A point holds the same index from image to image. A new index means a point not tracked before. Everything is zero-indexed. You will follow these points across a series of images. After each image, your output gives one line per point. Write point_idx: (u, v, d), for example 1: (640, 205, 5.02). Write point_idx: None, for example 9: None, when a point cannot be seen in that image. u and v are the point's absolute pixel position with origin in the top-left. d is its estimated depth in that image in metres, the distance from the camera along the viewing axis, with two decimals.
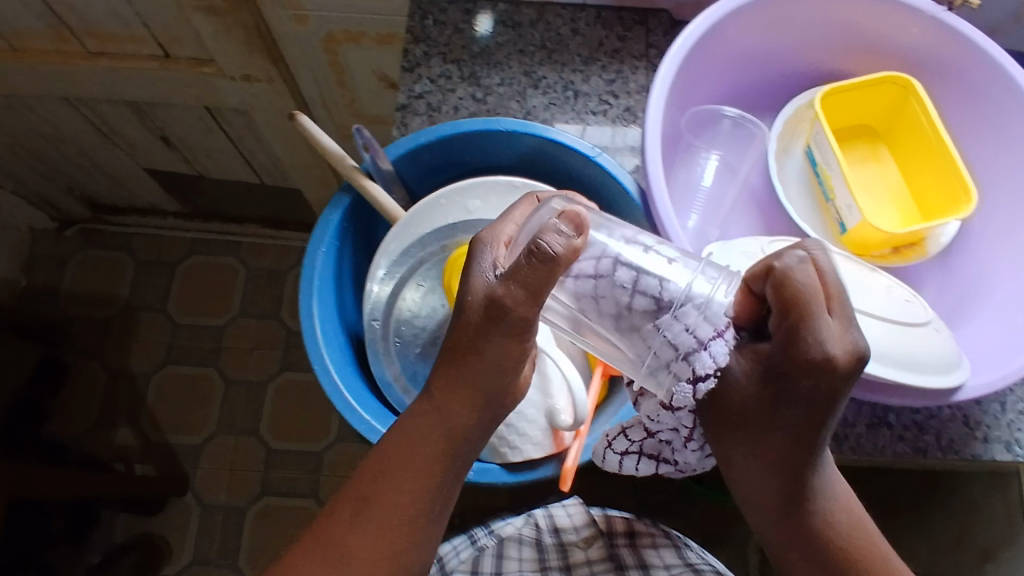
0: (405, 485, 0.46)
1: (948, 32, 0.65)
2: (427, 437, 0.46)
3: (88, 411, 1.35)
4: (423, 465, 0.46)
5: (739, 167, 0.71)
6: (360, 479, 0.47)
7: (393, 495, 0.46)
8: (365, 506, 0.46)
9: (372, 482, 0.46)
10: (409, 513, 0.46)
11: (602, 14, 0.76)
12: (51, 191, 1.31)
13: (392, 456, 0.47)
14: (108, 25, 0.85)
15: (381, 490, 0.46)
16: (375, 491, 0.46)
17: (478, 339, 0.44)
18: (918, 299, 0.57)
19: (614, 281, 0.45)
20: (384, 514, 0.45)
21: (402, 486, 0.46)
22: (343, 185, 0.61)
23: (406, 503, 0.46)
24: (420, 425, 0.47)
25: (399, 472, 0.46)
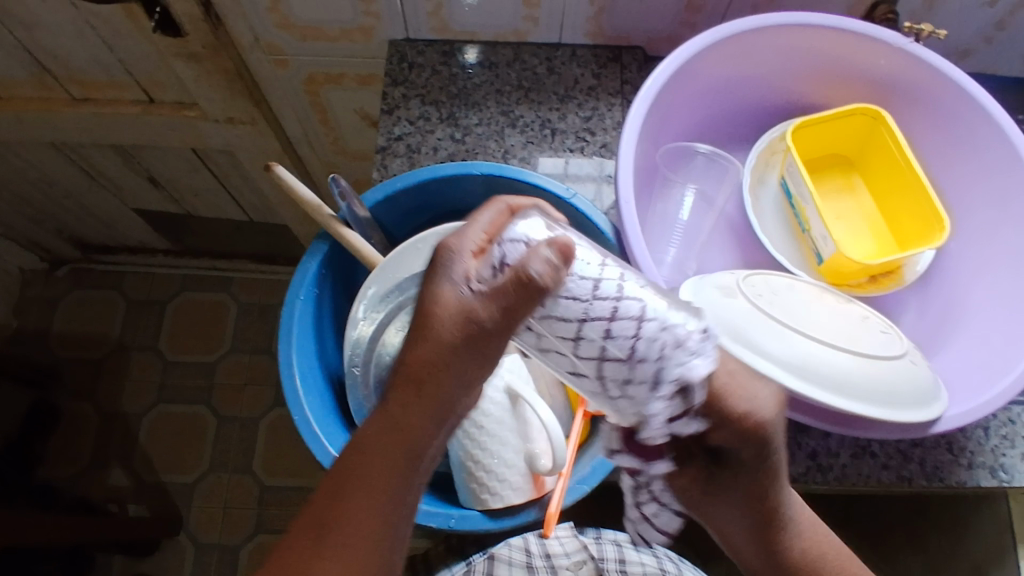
0: (369, 506, 0.39)
1: (916, 62, 0.65)
2: (388, 452, 0.40)
3: (81, 452, 1.35)
4: (386, 480, 0.40)
5: (715, 198, 0.72)
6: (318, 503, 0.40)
7: (358, 515, 0.39)
8: (327, 534, 0.39)
9: (332, 503, 0.39)
10: (372, 536, 0.39)
11: (577, 53, 0.77)
12: (41, 233, 1.31)
13: (351, 473, 0.40)
14: (92, 73, 0.86)
15: (344, 511, 0.39)
16: (336, 515, 0.39)
17: (442, 355, 0.39)
18: (895, 329, 0.58)
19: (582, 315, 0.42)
20: (348, 537, 0.39)
21: (361, 508, 0.39)
22: (321, 233, 0.61)
23: (366, 524, 0.39)
24: (382, 441, 0.40)
25: (366, 489, 0.39)
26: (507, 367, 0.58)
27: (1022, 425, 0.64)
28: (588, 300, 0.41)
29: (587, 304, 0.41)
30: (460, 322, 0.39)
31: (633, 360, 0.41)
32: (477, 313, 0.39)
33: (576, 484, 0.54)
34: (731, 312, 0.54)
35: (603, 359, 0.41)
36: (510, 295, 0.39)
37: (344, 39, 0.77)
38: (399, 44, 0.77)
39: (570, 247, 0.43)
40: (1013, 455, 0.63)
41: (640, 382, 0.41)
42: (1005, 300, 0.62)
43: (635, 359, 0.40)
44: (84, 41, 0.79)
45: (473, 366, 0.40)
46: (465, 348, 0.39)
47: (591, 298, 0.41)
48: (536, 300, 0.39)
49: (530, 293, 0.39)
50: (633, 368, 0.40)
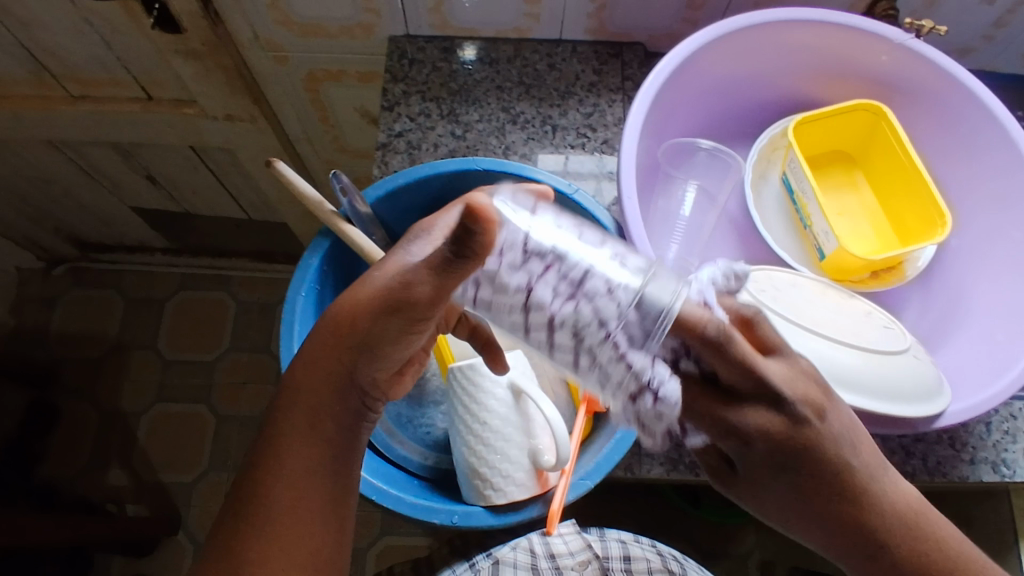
0: (288, 475, 0.43)
1: (917, 58, 0.65)
2: (301, 413, 0.44)
3: (80, 452, 1.34)
4: (303, 445, 0.44)
5: (717, 195, 0.72)
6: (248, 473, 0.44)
7: (276, 487, 0.42)
8: (256, 499, 0.42)
9: (258, 470, 0.43)
10: (293, 495, 0.43)
11: (577, 49, 0.77)
12: (39, 232, 1.31)
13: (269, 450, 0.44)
14: (91, 71, 0.85)
15: (268, 476, 0.43)
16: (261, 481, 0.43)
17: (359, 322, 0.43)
18: (899, 324, 0.58)
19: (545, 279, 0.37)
20: (274, 499, 0.42)
21: (279, 481, 0.43)
22: (322, 229, 0.61)
23: (283, 496, 0.42)
24: (291, 408, 0.44)
25: (283, 447, 0.44)
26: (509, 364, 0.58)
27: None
28: (564, 287, 0.37)
29: (566, 296, 0.37)
30: (391, 294, 0.41)
31: (607, 332, 0.36)
32: (410, 284, 0.41)
33: (579, 480, 0.54)
34: None
35: (582, 336, 0.37)
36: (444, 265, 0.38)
37: (344, 36, 0.76)
38: (399, 40, 0.76)
39: (550, 238, 0.39)
40: (1015, 450, 0.63)
41: (618, 358, 0.36)
42: (1007, 295, 0.62)
43: (603, 339, 0.36)
44: (82, 38, 0.79)
45: (390, 330, 0.43)
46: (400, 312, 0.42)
47: (566, 283, 0.37)
48: (466, 275, 0.38)
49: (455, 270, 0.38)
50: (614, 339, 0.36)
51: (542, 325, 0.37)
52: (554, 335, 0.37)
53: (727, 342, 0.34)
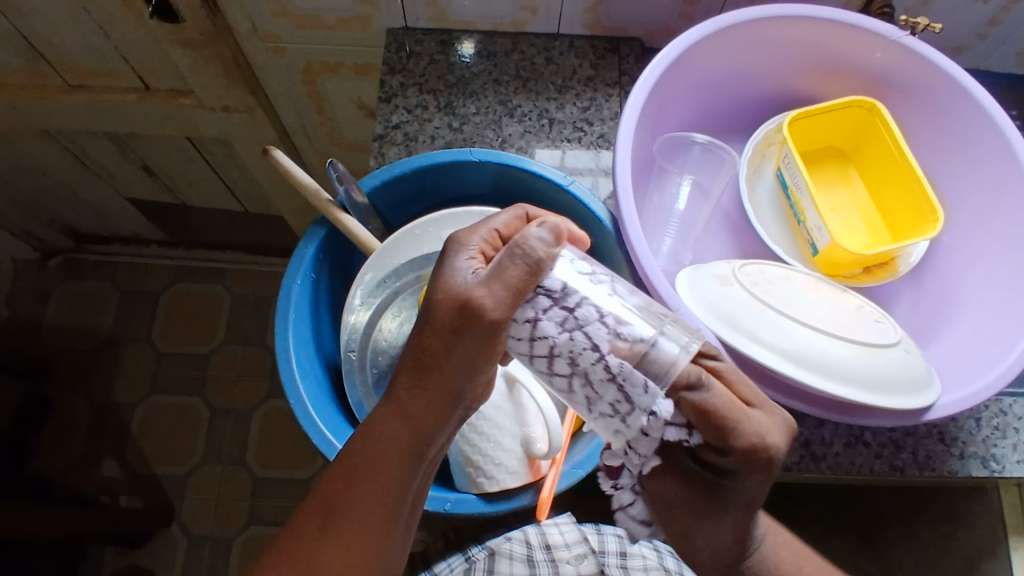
0: (374, 491, 0.43)
1: (911, 55, 0.66)
2: (394, 444, 0.43)
3: (73, 444, 1.34)
4: (392, 467, 0.43)
5: (712, 190, 0.72)
6: (328, 488, 0.44)
7: (361, 502, 0.43)
8: (335, 517, 0.43)
9: (339, 491, 0.43)
10: (373, 519, 0.43)
11: (575, 43, 0.77)
12: (34, 223, 1.30)
13: (355, 464, 0.44)
14: (87, 60, 0.85)
15: (349, 497, 0.43)
16: (343, 503, 0.43)
17: (451, 344, 0.41)
18: (889, 318, 0.58)
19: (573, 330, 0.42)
20: (355, 521, 0.43)
21: (366, 497, 0.43)
22: (318, 218, 0.61)
23: (371, 511, 0.43)
24: (388, 427, 0.43)
25: (370, 473, 0.43)
26: None
27: (1013, 416, 0.65)
28: (560, 317, 0.42)
29: (563, 325, 0.42)
30: (464, 311, 0.41)
31: (600, 357, 0.41)
32: (484, 304, 0.40)
33: (571, 468, 0.54)
34: (726, 302, 0.55)
35: (576, 359, 0.41)
36: (519, 284, 0.41)
37: (342, 28, 0.77)
38: (397, 32, 0.77)
39: (581, 286, 0.43)
40: (1004, 445, 0.64)
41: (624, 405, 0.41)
42: (997, 291, 0.62)
43: (611, 386, 0.41)
44: (79, 27, 0.79)
45: (474, 352, 0.42)
46: (473, 335, 0.41)
47: (565, 315, 0.42)
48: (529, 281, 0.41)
49: (520, 291, 0.41)
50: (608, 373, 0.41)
51: (542, 353, 0.42)
52: (554, 366, 0.42)
53: (699, 385, 0.41)
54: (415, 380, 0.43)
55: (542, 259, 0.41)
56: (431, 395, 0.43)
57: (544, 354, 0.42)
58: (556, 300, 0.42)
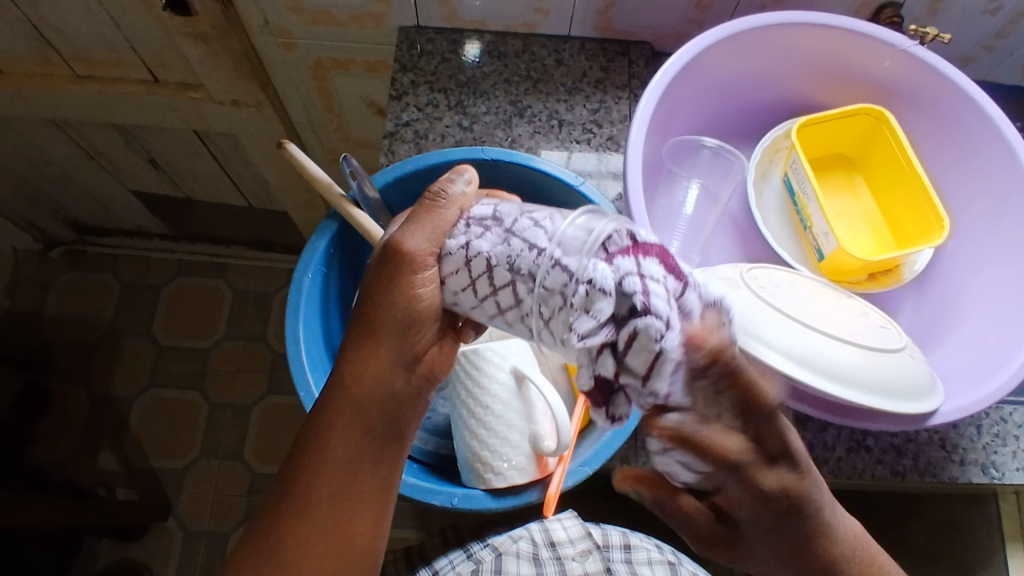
0: (326, 461, 0.45)
1: (919, 64, 0.66)
2: (345, 415, 0.46)
3: (71, 435, 1.34)
4: (339, 433, 0.45)
5: (719, 194, 0.73)
6: (287, 463, 0.47)
7: (318, 471, 0.45)
8: (294, 490, 0.45)
9: (294, 463, 0.46)
10: (331, 494, 0.45)
11: (585, 46, 0.78)
12: (37, 213, 1.30)
13: (307, 438, 0.46)
14: (98, 51, 0.85)
15: (304, 469, 0.45)
16: (298, 475, 0.45)
17: (381, 295, 0.45)
18: (894, 324, 0.59)
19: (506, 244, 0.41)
20: (309, 495, 0.45)
21: (316, 467, 0.45)
22: (329, 212, 0.62)
23: (324, 479, 0.45)
24: (338, 397, 0.46)
25: (325, 444, 0.45)
26: (510, 350, 0.58)
27: (1013, 424, 0.66)
28: (498, 235, 0.42)
29: (499, 240, 0.41)
30: (391, 265, 0.44)
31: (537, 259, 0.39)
32: (404, 244, 0.44)
33: (577, 466, 0.54)
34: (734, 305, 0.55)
35: (517, 267, 0.40)
36: (436, 220, 0.44)
37: (354, 24, 0.77)
38: (409, 31, 0.77)
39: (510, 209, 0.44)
40: (1004, 453, 0.64)
41: (565, 311, 0.38)
42: (1001, 300, 0.63)
43: (543, 286, 0.39)
44: (91, 18, 0.79)
45: (398, 296, 0.44)
46: (400, 276, 0.44)
47: (503, 232, 0.41)
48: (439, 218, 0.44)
49: (439, 227, 0.44)
50: (540, 269, 0.39)
51: (481, 271, 0.42)
52: (494, 281, 0.41)
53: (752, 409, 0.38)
54: (358, 351, 0.46)
55: (459, 203, 0.45)
56: (373, 360, 0.46)
57: (481, 272, 0.42)
58: (492, 225, 0.42)
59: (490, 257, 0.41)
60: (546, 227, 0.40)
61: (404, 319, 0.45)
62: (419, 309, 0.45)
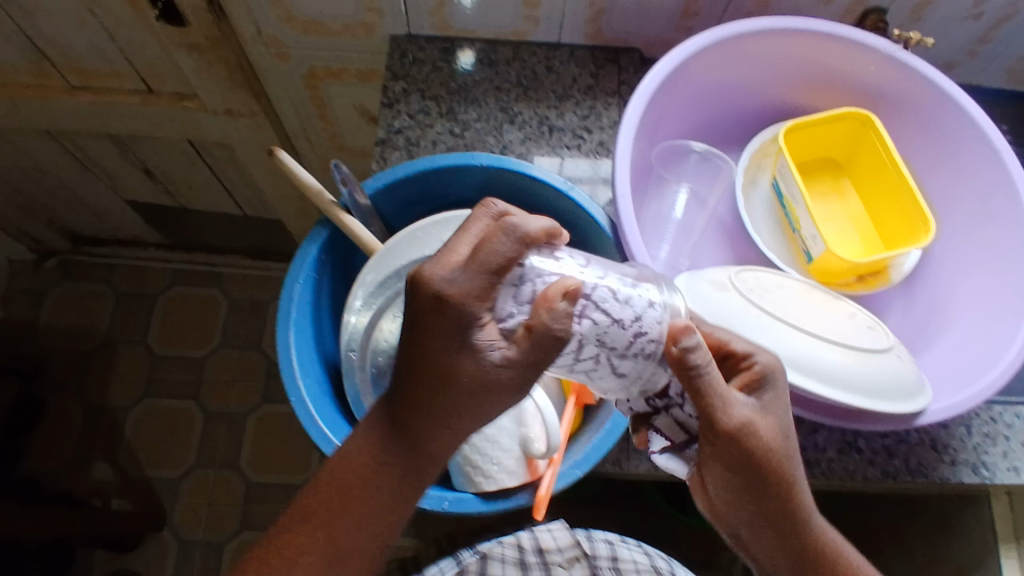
0: (368, 509, 0.45)
1: (903, 68, 0.67)
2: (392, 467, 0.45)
3: (66, 446, 1.34)
4: (381, 484, 0.45)
5: (708, 199, 0.74)
6: (319, 500, 0.45)
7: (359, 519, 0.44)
8: (326, 527, 0.44)
9: (333, 505, 0.44)
10: (365, 537, 0.45)
11: (575, 53, 0.79)
12: (32, 223, 1.30)
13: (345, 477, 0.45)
14: (92, 61, 0.86)
15: (344, 512, 0.44)
16: (335, 518, 0.44)
17: (452, 362, 0.41)
18: (881, 325, 0.59)
19: (606, 320, 0.42)
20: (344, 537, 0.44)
21: (351, 511, 0.44)
22: (320, 219, 0.62)
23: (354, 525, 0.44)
24: (389, 450, 0.45)
25: (369, 492, 0.45)
26: None
27: (1003, 424, 0.66)
28: (584, 310, 0.42)
29: (587, 317, 0.42)
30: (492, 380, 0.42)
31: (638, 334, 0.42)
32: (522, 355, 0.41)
33: (569, 469, 0.54)
34: (722, 306, 0.56)
35: (619, 339, 0.43)
36: (537, 350, 0.41)
37: (346, 33, 0.78)
38: (400, 39, 0.78)
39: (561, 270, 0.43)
40: (994, 453, 0.65)
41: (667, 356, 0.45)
42: (988, 299, 0.63)
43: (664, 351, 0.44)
44: (85, 28, 0.79)
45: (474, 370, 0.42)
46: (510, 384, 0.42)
47: (586, 305, 0.42)
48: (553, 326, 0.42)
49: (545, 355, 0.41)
50: (639, 341, 0.43)
51: (574, 347, 0.43)
52: (585, 354, 0.43)
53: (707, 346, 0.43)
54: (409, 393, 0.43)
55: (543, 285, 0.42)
56: (422, 407, 0.43)
57: (575, 348, 0.43)
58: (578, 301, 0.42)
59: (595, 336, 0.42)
60: (617, 294, 0.43)
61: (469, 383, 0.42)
62: (493, 386, 0.42)
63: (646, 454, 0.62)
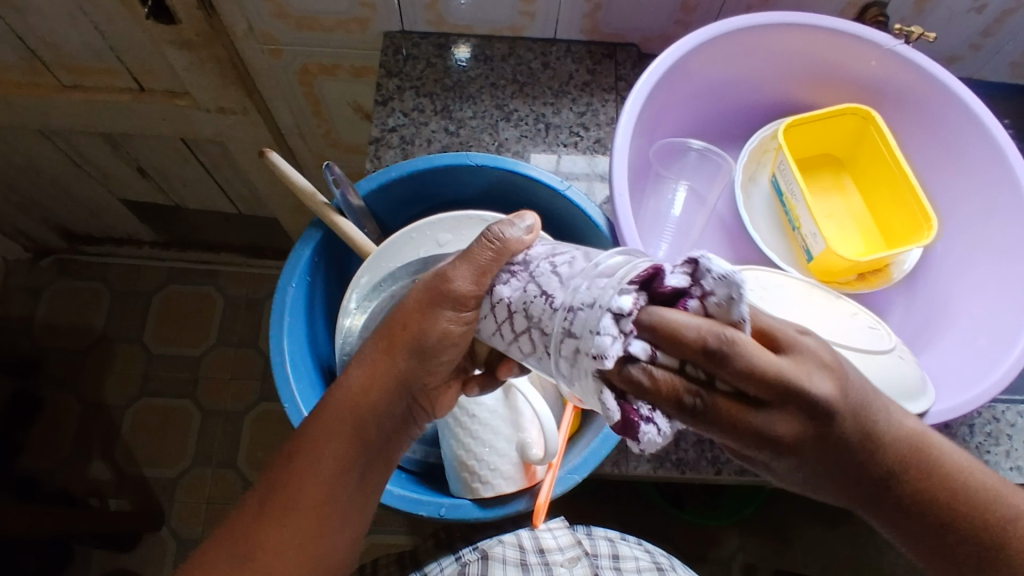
0: (320, 471, 0.45)
1: (905, 63, 0.66)
2: (343, 424, 0.45)
3: (62, 446, 1.33)
4: (332, 458, 0.45)
5: (707, 196, 0.72)
6: (277, 465, 0.46)
7: (310, 481, 0.44)
8: (279, 494, 0.45)
9: (285, 467, 0.45)
10: (318, 506, 0.44)
11: (572, 49, 0.78)
12: (26, 222, 1.29)
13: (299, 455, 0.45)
14: (83, 59, 0.85)
15: (296, 476, 0.45)
16: (286, 481, 0.45)
17: (416, 320, 0.45)
18: (883, 325, 0.59)
19: (536, 283, 0.41)
20: (296, 501, 0.44)
21: (303, 489, 0.44)
22: (314, 220, 0.61)
23: (308, 501, 0.44)
24: (340, 405, 0.46)
25: (319, 451, 0.45)
26: None
27: (1005, 423, 0.65)
28: (520, 280, 0.42)
29: (520, 284, 0.42)
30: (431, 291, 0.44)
31: (553, 301, 0.39)
32: (448, 278, 0.43)
33: (567, 474, 0.54)
34: None
35: (531, 308, 0.40)
36: (479, 259, 0.43)
37: (339, 30, 0.76)
38: (395, 35, 0.77)
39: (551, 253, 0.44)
40: (997, 452, 0.64)
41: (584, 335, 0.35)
42: (991, 297, 0.63)
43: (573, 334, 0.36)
44: (75, 26, 0.78)
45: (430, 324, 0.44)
46: (444, 306, 0.44)
47: (526, 276, 0.42)
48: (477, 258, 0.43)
49: (492, 261, 0.43)
50: (552, 320, 0.38)
51: (505, 317, 0.42)
52: (517, 327, 0.41)
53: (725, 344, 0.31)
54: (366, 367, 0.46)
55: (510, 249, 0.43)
56: (377, 380, 0.46)
57: (505, 317, 0.42)
58: (517, 270, 0.42)
59: (524, 293, 0.41)
60: (562, 270, 0.40)
61: (427, 349, 0.45)
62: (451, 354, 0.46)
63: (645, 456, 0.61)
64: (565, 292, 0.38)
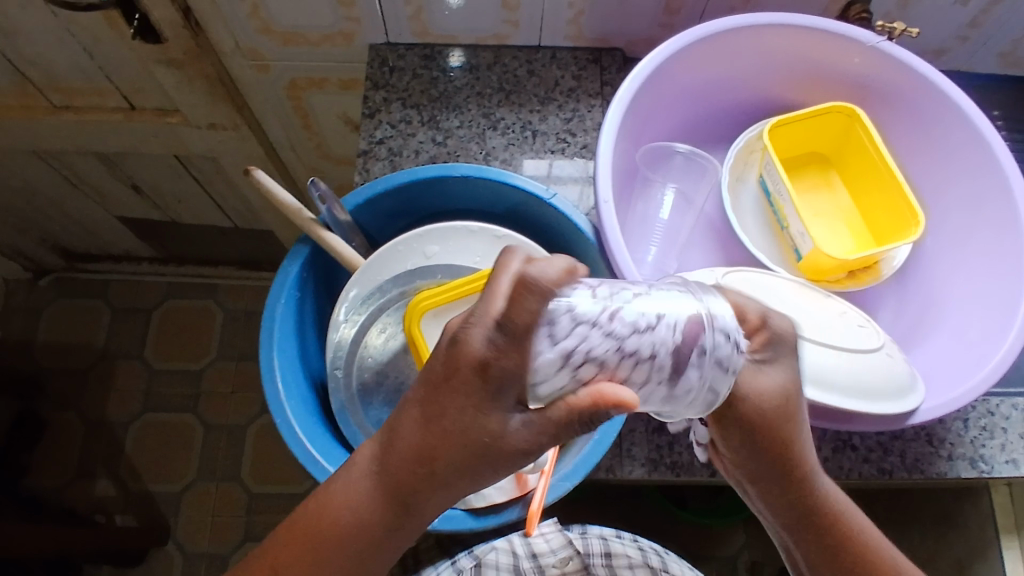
0: (343, 551, 0.43)
1: (888, 60, 0.66)
2: (367, 514, 0.42)
3: (66, 463, 1.34)
4: (370, 536, 0.43)
5: (695, 198, 0.73)
6: (294, 530, 0.44)
7: (330, 558, 0.43)
8: (300, 560, 0.44)
9: (305, 537, 0.44)
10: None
11: (557, 55, 0.78)
12: (25, 242, 1.30)
13: (332, 524, 0.43)
14: (73, 81, 0.85)
15: (312, 546, 0.43)
16: (307, 550, 0.43)
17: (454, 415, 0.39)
18: (872, 323, 0.59)
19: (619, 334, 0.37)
20: (317, 567, 0.43)
21: (338, 563, 0.43)
22: (301, 236, 0.62)
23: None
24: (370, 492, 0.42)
25: (342, 533, 0.43)
26: None
27: (1000, 416, 0.65)
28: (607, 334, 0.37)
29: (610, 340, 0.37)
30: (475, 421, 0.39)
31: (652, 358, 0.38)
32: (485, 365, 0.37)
33: (558, 482, 0.55)
34: None
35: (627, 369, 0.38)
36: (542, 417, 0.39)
37: (325, 44, 0.77)
38: (380, 47, 0.77)
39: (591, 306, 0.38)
40: (992, 446, 0.64)
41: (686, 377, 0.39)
42: (982, 292, 0.63)
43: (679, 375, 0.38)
44: (64, 48, 0.79)
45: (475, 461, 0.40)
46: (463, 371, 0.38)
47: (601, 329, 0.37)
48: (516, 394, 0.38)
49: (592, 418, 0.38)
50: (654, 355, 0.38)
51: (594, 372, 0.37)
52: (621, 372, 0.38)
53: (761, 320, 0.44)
54: (411, 445, 0.41)
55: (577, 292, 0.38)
56: (417, 474, 0.41)
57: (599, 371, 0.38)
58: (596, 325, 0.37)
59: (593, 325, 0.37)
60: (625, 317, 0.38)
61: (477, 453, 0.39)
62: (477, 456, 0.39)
63: (639, 460, 0.61)
64: (639, 324, 0.38)
